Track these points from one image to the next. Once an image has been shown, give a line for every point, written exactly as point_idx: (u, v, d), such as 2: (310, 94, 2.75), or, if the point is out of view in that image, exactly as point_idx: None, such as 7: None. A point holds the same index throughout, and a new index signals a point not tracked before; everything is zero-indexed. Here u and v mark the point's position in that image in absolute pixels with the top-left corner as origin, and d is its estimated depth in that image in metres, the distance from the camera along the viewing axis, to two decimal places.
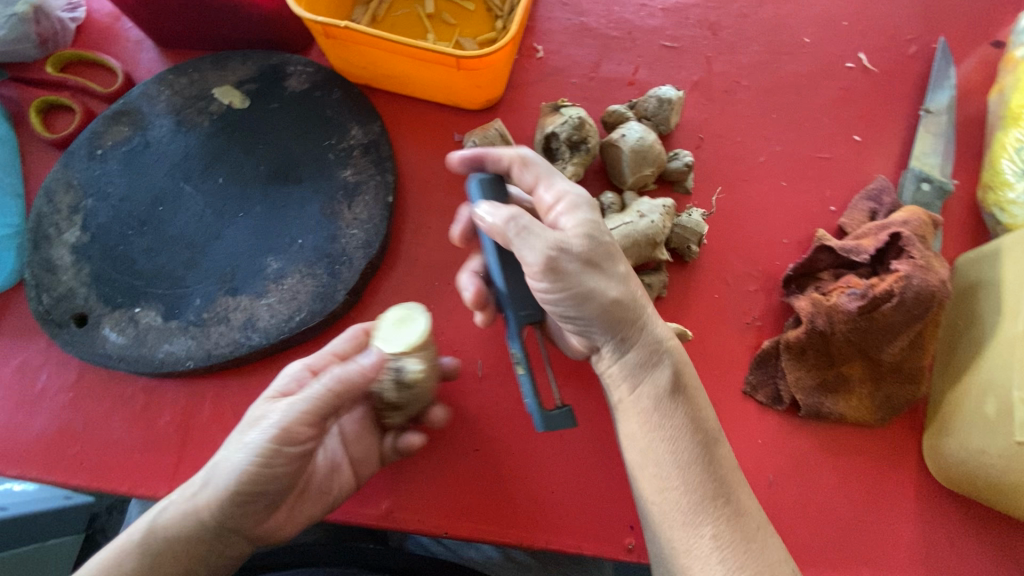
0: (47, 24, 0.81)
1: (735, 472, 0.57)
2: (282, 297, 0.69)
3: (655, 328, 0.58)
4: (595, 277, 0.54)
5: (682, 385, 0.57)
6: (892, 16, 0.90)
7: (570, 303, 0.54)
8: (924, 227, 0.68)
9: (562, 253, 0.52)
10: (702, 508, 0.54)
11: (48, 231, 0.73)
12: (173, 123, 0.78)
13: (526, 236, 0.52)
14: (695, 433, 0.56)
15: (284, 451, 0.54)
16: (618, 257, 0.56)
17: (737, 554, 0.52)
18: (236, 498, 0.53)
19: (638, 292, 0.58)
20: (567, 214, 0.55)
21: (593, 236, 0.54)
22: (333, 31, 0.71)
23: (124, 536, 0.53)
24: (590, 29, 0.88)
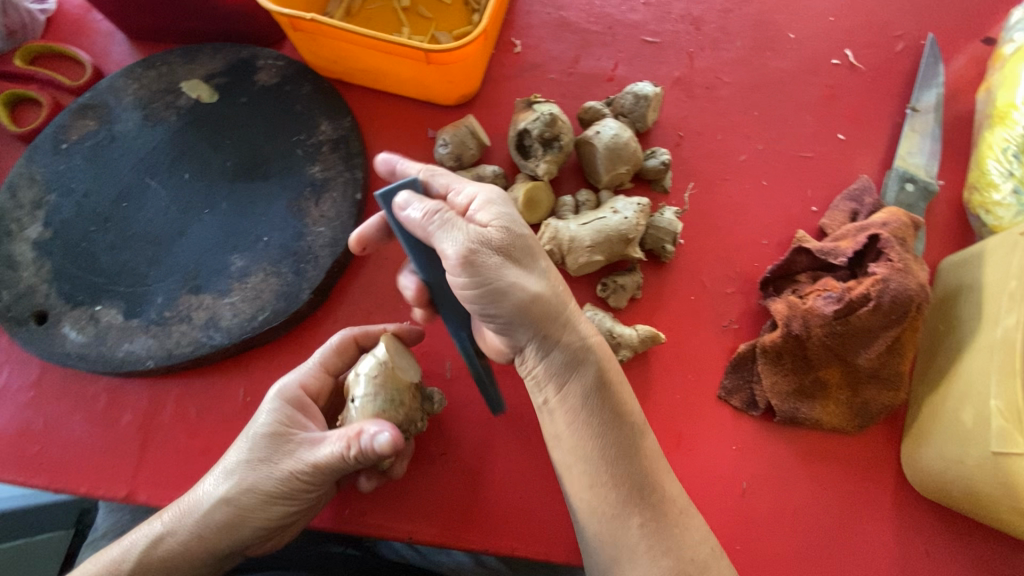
0: (16, 15, 0.80)
1: (660, 460, 0.58)
2: (245, 296, 0.68)
3: (580, 326, 0.57)
4: (515, 271, 0.52)
5: (608, 384, 0.56)
6: (880, 12, 0.87)
7: (492, 299, 0.52)
8: (904, 228, 0.66)
9: (482, 247, 0.51)
10: (629, 503, 0.54)
11: (10, 226, 0.71)
12: (140, 118, 0.76)
13: (445, 226, 0.51)
14: (622, 428, 0.56)
15: (296, 496, 0.55)
16: (537, 253, 0.56)
17: (664, 543, 0.54)
18: (241, 533, 0.56)
19: (563, 288, 0.57)
20: (482, 209, 0.54)
21: (513, 229, 0.54)
22: (301, 24, 0.69)
23: (115, 558, 0.54)
24: (570, 23, 0.86)
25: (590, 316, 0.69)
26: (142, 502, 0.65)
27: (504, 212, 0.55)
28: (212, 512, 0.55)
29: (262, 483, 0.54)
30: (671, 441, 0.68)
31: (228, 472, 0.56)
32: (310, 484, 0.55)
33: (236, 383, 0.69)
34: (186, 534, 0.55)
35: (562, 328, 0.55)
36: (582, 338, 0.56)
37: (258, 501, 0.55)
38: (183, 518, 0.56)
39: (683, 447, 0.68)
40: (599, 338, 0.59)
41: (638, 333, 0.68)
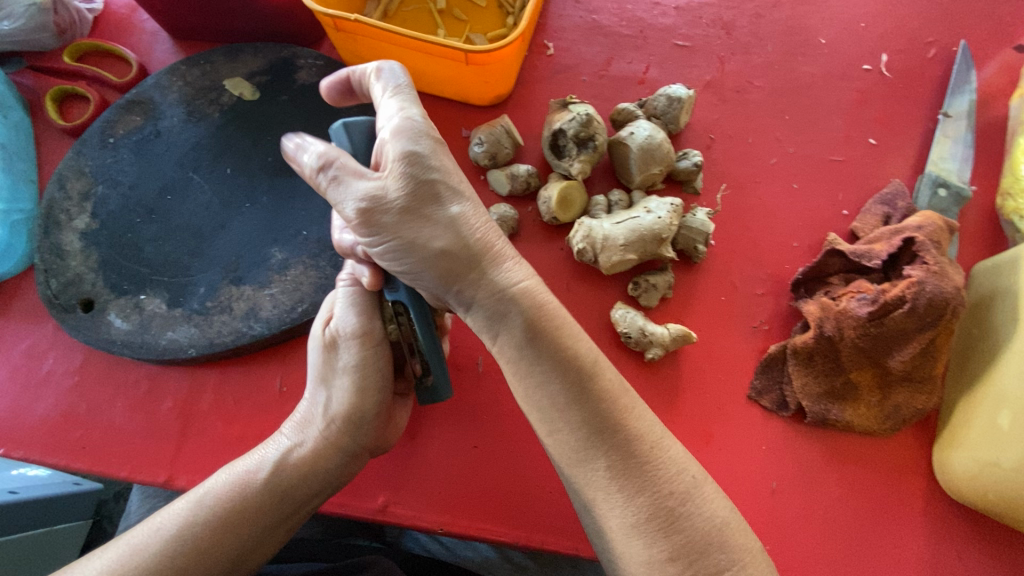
0: (66, 14, 0.82)
1: (621, 395, 0.51)
2: (285, 288, 0.70)
3: (503, 267, 0.51)
4: (415, 224, 0.48)
5: (541, 330, 0.50)
6: (911, 18, 0.88)
7: (398, 257, 0.50)
8: (938, 232, 0.66)
9: (374, 204, 0.48)
10: (587, 450, 0.50)
11: (58, 217, 0.74)
12: (184, 113, 0.78)
13: (342, 177, 0.49)
14: (562, 374, 0.50)
15: (371, 358, 0.60)
16: (449, 191, 0.49)
17: (634, 484, 0.49)
18: (352, 420, 0.60)
19: (481, 222, 0.51)
20: (388, 147, 0.49)
21: (413, 174, 0.48)
22: (344, 24, 0.71)
23: (246, 471, 0.57)
24: (602, 27, 0.87)
25: (622, 314, 0.70)
26: (181, 487, 0.67)
27: (403, 151, 0.48)
28: (328, 408, 0.60)
29: (346, 362, 0.60)
30: (701, 439, 0.69)
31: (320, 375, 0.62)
32: (374, 344, 0.60)
33: (273, 373, 0.70)
34: (312, 437, 0.60)
35: (481, 273, 0.50)
36: (507, 280, 0.51)
37: (359, 381, 0.60)
38: (304, 428, 0.61)
39: (712, 446, 0.68)
40: (530, 276, 0.52)
41: (669, 332, 0.68)
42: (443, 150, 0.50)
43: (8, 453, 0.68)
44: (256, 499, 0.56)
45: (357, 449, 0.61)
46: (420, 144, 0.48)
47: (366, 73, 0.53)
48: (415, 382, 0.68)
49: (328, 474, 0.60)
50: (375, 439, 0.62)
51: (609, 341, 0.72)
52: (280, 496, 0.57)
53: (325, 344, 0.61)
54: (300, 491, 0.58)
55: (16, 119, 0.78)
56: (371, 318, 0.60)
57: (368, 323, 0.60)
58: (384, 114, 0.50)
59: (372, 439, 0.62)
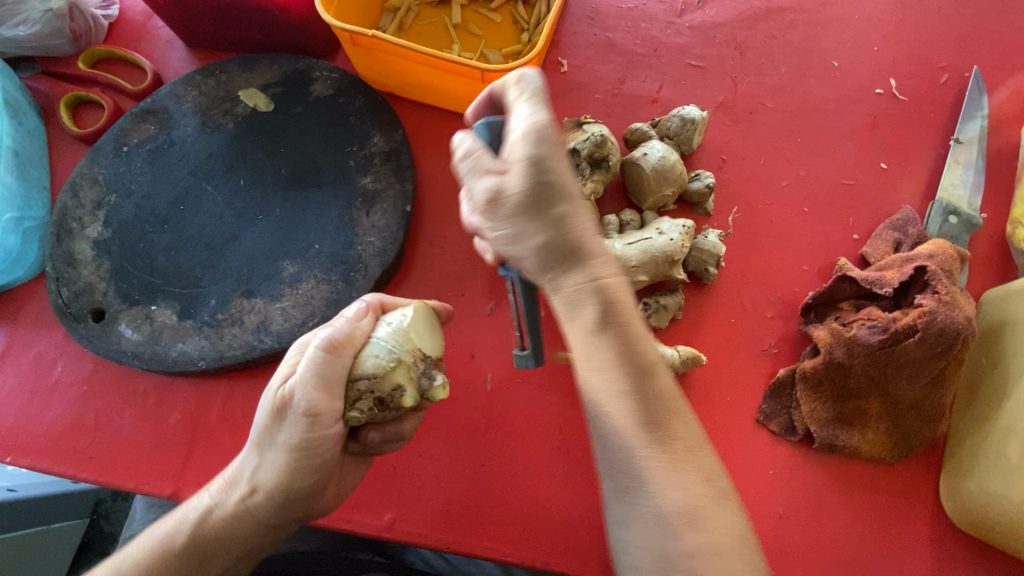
0: (81, 20, 0.83)
1: (674, 401, 0.47)
2: (297, 302, 0.70)
3: (592, 259, 0.47)
4: (528, 220, 0.46)
5: (615, 322, 0.46)
6: (924, 43, 0.88)
7: (503, 248, 0.49)
8: (950, 261, 0.67)
9: (496, 199, 0.47)
10: (633, 444, 0.45)
11: (70, 225, 0.74)
12: (198, 124, 0.78)
13: (474, 171, 0.48)
14: (626, 368, 0.46)
15: (319, 438, 0.53)
16: (563, 193, 0.46)
17: (667, 480, 0.45)
18: (282, 495, 0.54)
19: (587, 222, 0.47)
20: (519, 143, 0.46)
21: (535, 176, 0.46)
22: (361, 39, 0.71)
23: (167, 534, 0.55)
24: (615, 45, 0.87)
25: None
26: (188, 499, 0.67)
27: (530, 155, 0.46)
28: (256, 475, 0.54)
29: (288, 439, 0.53)
30: None
31: (258, 436, 0.54)
32: (320, 419, 0.53)
33: None
34: (232, 502, 0.55)
35: (569, 265, 0.47)
36: (592, 273, 0.47)
37: (295, 458, 0.53)
38: (229, 489, 0.56)
39: None
40: (618, 276, 0.48)
41: (679, 354, 0.69)
42: (564, 154, 0.47)
43: (15, 462, 0.68)
44: (172, 566, 0.53)
45: (285, 521, 0.57)
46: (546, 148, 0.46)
47: (516, 77, 0.50)
48: (368, 447, 0.62)
49: (252, 544, 0.56)
50: (308, 508, 0.58)
51: None
52: (200, 566, 0.54)
53: (272, 411, 0.53)
54: (221, 560, 0.55)
55: (30, 125, 0.78)
56: (326, 394, 0.53)
57: (321, 400, 0.52)
58: (514, 116, 0.48)
59: (305, 509, 0.58)
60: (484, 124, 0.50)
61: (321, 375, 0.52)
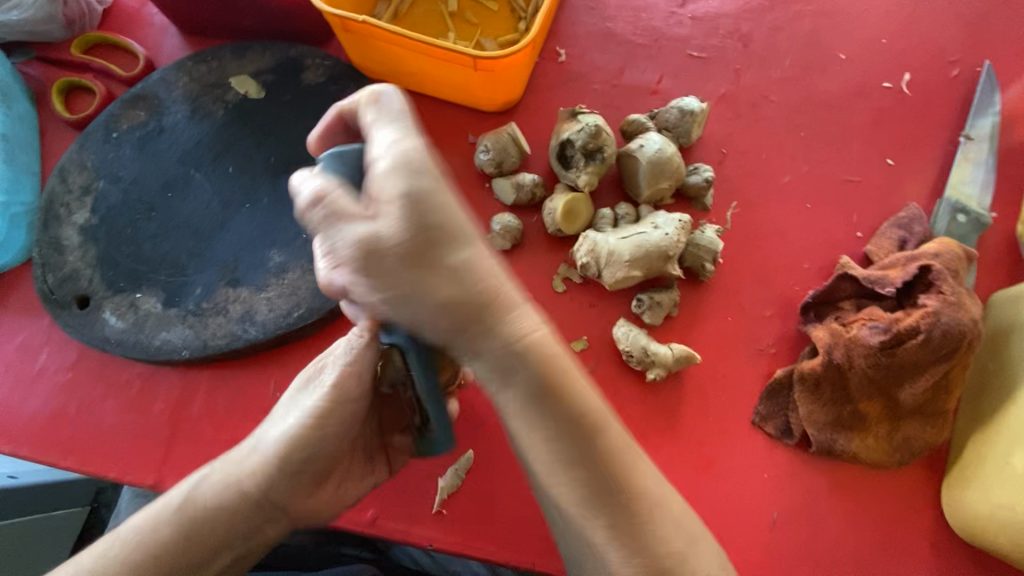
0: (74, 5, 0.82)
1: (633, 455, 0.48)
2: (282, 292, 0.68)
3: (512, 321, 0.46)
4: (423, 274, 0.43)
5: (550, 386, 0.45)
6: (936, 36, 0.85)
7: (394, 306, 0.45)
8: (956, 260, 0.65)
9: (374, 250, 0.43)
10: (591, 506, 0.46)
11: (57, 211, 0.73)
12: (188, 110, 0.77)
13: (340, 217, 0.44)
14: (565, 442, 0.45)
15: (339, 409, 0.51)
16: (456, 240, 0.45)
17: (632, 545, 0.46)
18: (276, 467, 0.51)
19: (486, 263, 0.46)
20: (387, 176, 0.43)
21: (414, 218, 0.43)
22: (353, 25, 0.70)
23: (165, 498, 0.52)
24: (615, 35, 0.85)
25: (624, 332, 0.68)
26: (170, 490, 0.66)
27: (404, 192, 0.43)
28: (257, 440, 0.52)
29: (304, 404, 0.52)
30: (701, 465, 0.67)
31: (283, 400, 0.54)
32: (343, 402, 0.52)
33: (267, 378, 0.69)
34: (228, 467, 0.52)
35: (487, 323, 0.45)
36: (512, 332, 0.46)
37: (304, 427, 0.51)
38: (228, 458, 0.53)
39: (713, 472, 0.66)
40: (540, 324, 0.47)
41: (672, 351, 0.67)
42: (441, 183, 0.45)
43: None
44: (163, 536, 0.50)
45: (275, 508, 0.52)
46: (419, 186, 0.43)
47: (360, 100, 0.47)
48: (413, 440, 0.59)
49: (238, 528, 0.51)
50: (300, 505, 0.54)
51: (610, 358, 0.70)
52: (185, 539, 0.50)
53: (306, 377, 0.54)
54: (210, 538, 0.51)
55: (20, 110, 0.78)
56: (354, 374, 0.51)
57: (348, 379, 0.51)
58: (376, 145, 0.45)
59: (296, 499, 0.53)
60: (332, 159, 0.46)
61: (365, 351, 0.51)
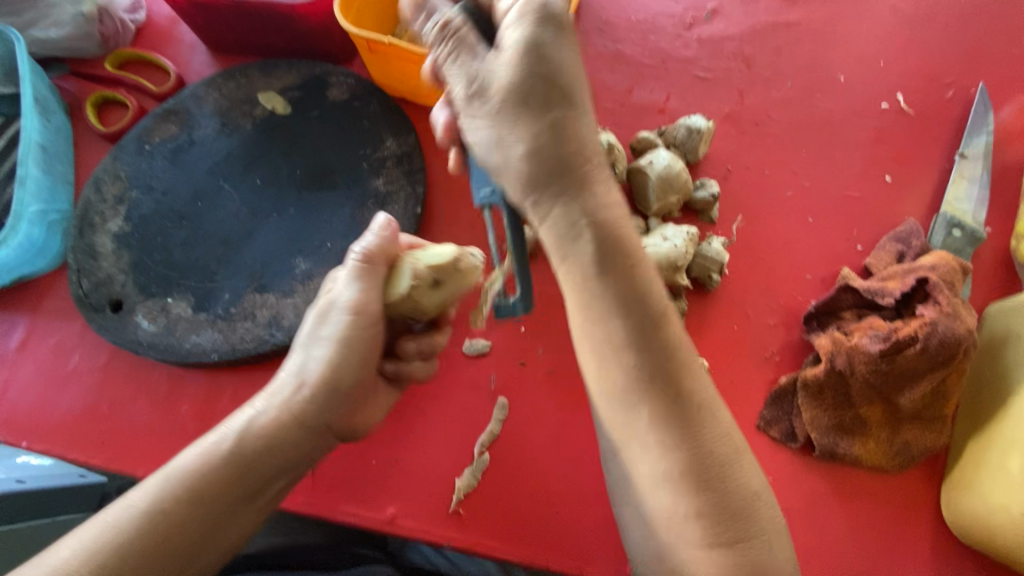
0: (110, 23, 0.86)
1: (686, 355, 0.52)
2: (308, 298, 0.72)
3: (595, 191, 0.52)
4: (517, 120, 0.50)
5: (618, 258, 0.51)
6: (931, 59, 0.89)
7: (489, 146, 0.52)
8: (952, 273, 0.68)
9: (483, 88, 0.50)
10: (639, 392, 0.50)
11: (93, 219, 0.76)
12: (218, 124, 0.81)
13: (459, 51, 0.51)
14: (625, 318, 0.50)
15: (365, 331, 0.56)
16: (561, 100, 0.51)
17: (679, 438, 0.49)
18: (324, 391, 0.56)
19: (583, 137, 0.52)
20: (511, 25, 0.50)
21: (525, 63, 0.49)
22: (377, 46, 0.73)
23: (214, 441, 0.53)
24: (625, 56, 0.89)
25: None
26: None
27: (521, 38, 0.49)
28: (300, 374, 0.56)
29: (330, 333, 0.56)
30: None
31: (305, 336, 0.58)
32: (367, 324, 0.56)
33: None
34: (275, 405, 0.55)
35: (569, 185, 0.51)
36: (590, 200, 0.52)
37: (339, 353, 0.56)
38: (270, 396, 0.56)
39: None
40: (616, 208, 0.53)
41: None
42: (568, 41, 0.51)
43: (32, 447, 0.70)
44: (218, 474, 0.51)
45: (325, 429, 0.57)
46: (541, 34, 0.49)
47: None
48: (405, 367, 0.64)
49: (294, 453, 0.55)
50: (342, 425, 0.58)
51: None
52: (246, 468, 0.52)
53: (319, 311, 0.57)
54: (268, 467, 0.54)
55: (58, 122, 0.81)
56: (372, 298, 0.56)
57: (367, 299, 0.56)
58: (509, 1, 0.52)
59: (341, 419, 0.58)
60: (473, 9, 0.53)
61: (373, 281, 0.56)
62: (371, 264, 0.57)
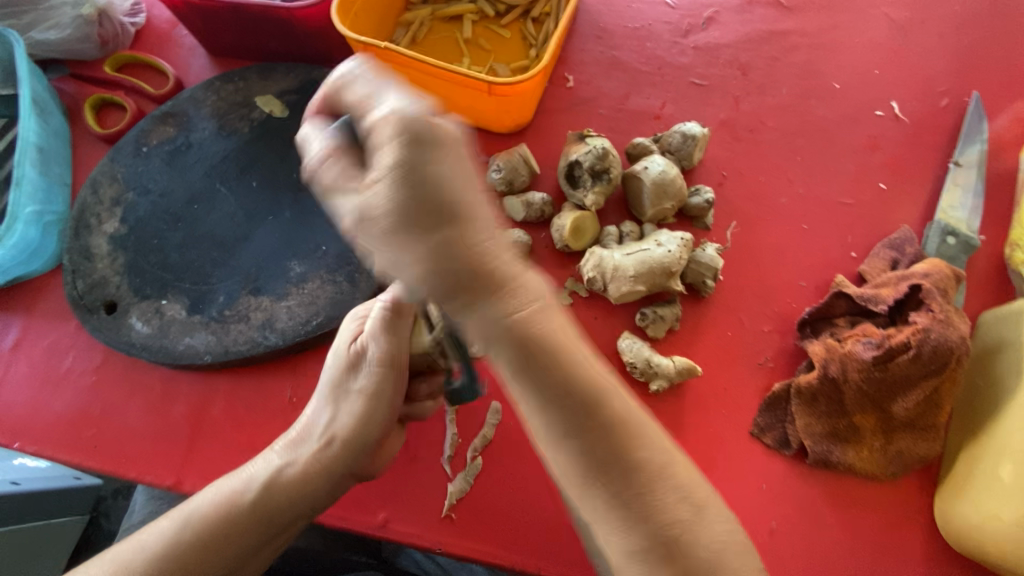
0: (109, 26, 0.86)
1: (630, 429, 0.45)
2: (302, 301, 0.72)
3: (512, 299, 0.40)
4: (409, 243, 0.35)
5: (541, 365, 0.43)
6: (926, 68, 0.90)
7: (393, 268, 0.38)
8: (945, 280, 0.68)
9: (361, 221, 0.35)
10: (589, 475, 0.45)
11: (89, 220, 0.76)
12: (216, 127, 0.81)
13: (342, 178, 0.37)
14: (559, 412, 0.43)
15: (388, 387, 0.59)
16: (467, 212, 0.36)
17: (631, 515, 0.44)
18: (355, 442, 0.58)
19: (486, 243, 0.37)
20: (383, 142, 0.34)
21: (406, 192, 0.34)
22: (374, 51, 0.74)
23: (235, 489, 0.55)
24: (621, 63, 0.90)
25: (628, 344, 0.72)
26: (188, 491, 0.68)
27: (397, 161, 0.34)
28: (329, 428, 0.59)
29: (361, 386, 0.59)
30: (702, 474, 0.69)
31: (330, 389, 0.60)
32: (392, 374, 0.58)
33: (284, 383, 0.72)
34: (304, 456, 0.58)
35: (482, 299, 0.39)
36: (507, 318, 0.40)
37: (370, 404, 0.59)
38: (298, 445, 0.59)
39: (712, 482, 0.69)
40: (538, 308, 0.42)
41: (675, 364, 0.70)
42: (454, 150, 0.35)
43: (24, 448, 0.70)
44: (243, 518, 0.54)
45: (346, 476, 0.60)
46: (415, 155, 0.34)
47: (352, 74, 0.39)
48: (417, 407, 0.64)
49: (317, 498, 0.58)
50: (365, 470, 0.61)
51: (615, 369, 0.73)
52: (269, 516, 0.55)
53: (347, 363, 0.59)
54: (291, 510, 0.56)
55: (56, 123, 0.81)
56: (397, 349, 0.58)
57: (393, 351, 0.58)
58: (376, 106, 0.36)
59: (363, 464, 0.60)
60: (340, 123, 0.38)
61: (395, 332, 0.58)
62: (393, 314, 0.58)
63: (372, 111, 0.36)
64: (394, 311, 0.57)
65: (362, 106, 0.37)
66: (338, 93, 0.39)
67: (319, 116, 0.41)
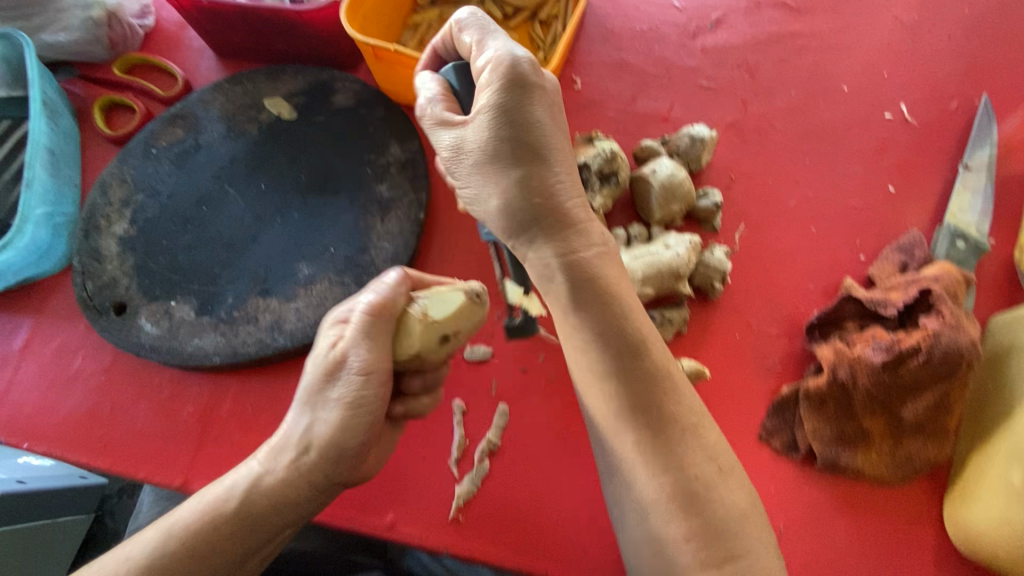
0: (119, 29, 0.86)
1: (666, 385, 0.52)
2: (310, 302, 0.72)
3: (568, 237, 0.54)
4: (489, 175, 0.52)
5: (590, 294, 0.53)
6: (935, 70, 0.89)
7: (471, 194, 0.55)
8: (955, 284, 0.68)
9: (457, 149, 0.53)
10: (625, 418, 0.51)
11: (98, 221, 0.77)
12: (224, 129, 0.82)
13: (445, 120, 0.54)
14: (605, 347, 0.52)
15: (371, 397, 0.55)
16: (541, 151, 0.52)
17: (660, 459, 0.50)
18: (335, 453, 0.55)
19: (551, 179, 0.53)
20: (487, 88, 0.50)
21: (496, 132, 0.50)
22: (383, 53, 0.74)
23: (216, 497, 0.54)
24: (628, 65, 0.90)
25: None
26: (196, 492, 0.69)
27: (494, 105, 0.50)
28: (307, 434, 0.56)
29: (341, 395, 0.55)
30: None
31: (308, 394, 0.56)
32: (377, 378, 0.55)
33: (292, 385, 0.72)
34: (284, 464, 0.55)
35: (541, 229, 0.53)
36: (566, 248, 0.53)
37: (350, 415, 0.55)
38: (279, 453, 0.56)
39: None
40: (596, 250, 0.56)
41: (683, 367, 0.69)
42: (547, 102, 0.52)
43: (32, 449, 0.70)
44: (224, 531, 0.52)
45: (332, 484, 0.57)
46: (516, 90, 0.49)
47: (465, 36, 0.54)
48: (413, 406, 0.63)
49: (301, 510, 0.56)
50: (353, 478, 0.59)
51: None
52: (251, 521, 0.54)
53: (327, 368, 0.56)
54: (273, 521, 0.55)
55: (66, 125, 0.82)
56: (379, 354, 0.55)
57: (376, 355, 0.55)
58: (481, 58, 0.51)
59: (348, 475, 0.58)
60: (452, 70, 0.55)
61: (379, 336, 0.55)
62: (377, 316, 0.55)
63: (480, 60, 0.52)
64: (379, 311, 0.55)
65: (471, 50, 0.53)
66: (462, 45, 0.54)
67: (428, 75, 0.57)
